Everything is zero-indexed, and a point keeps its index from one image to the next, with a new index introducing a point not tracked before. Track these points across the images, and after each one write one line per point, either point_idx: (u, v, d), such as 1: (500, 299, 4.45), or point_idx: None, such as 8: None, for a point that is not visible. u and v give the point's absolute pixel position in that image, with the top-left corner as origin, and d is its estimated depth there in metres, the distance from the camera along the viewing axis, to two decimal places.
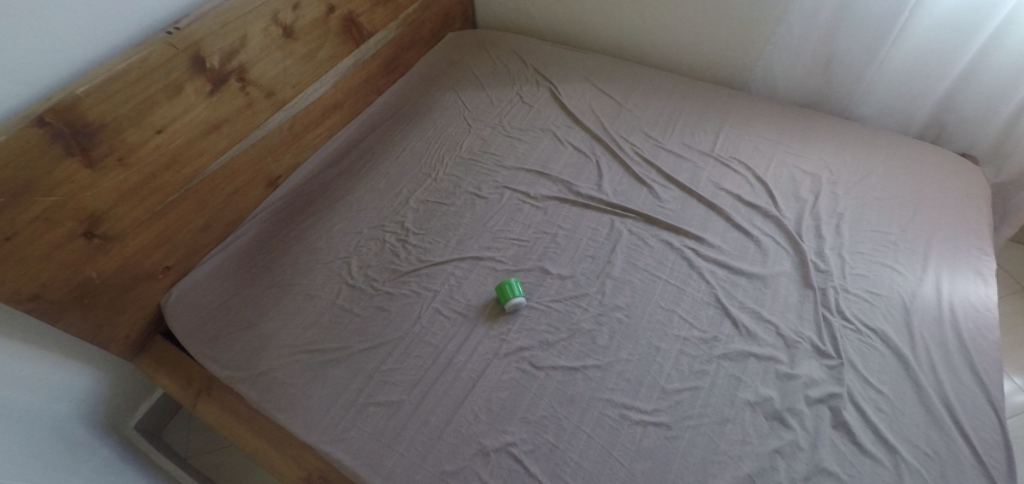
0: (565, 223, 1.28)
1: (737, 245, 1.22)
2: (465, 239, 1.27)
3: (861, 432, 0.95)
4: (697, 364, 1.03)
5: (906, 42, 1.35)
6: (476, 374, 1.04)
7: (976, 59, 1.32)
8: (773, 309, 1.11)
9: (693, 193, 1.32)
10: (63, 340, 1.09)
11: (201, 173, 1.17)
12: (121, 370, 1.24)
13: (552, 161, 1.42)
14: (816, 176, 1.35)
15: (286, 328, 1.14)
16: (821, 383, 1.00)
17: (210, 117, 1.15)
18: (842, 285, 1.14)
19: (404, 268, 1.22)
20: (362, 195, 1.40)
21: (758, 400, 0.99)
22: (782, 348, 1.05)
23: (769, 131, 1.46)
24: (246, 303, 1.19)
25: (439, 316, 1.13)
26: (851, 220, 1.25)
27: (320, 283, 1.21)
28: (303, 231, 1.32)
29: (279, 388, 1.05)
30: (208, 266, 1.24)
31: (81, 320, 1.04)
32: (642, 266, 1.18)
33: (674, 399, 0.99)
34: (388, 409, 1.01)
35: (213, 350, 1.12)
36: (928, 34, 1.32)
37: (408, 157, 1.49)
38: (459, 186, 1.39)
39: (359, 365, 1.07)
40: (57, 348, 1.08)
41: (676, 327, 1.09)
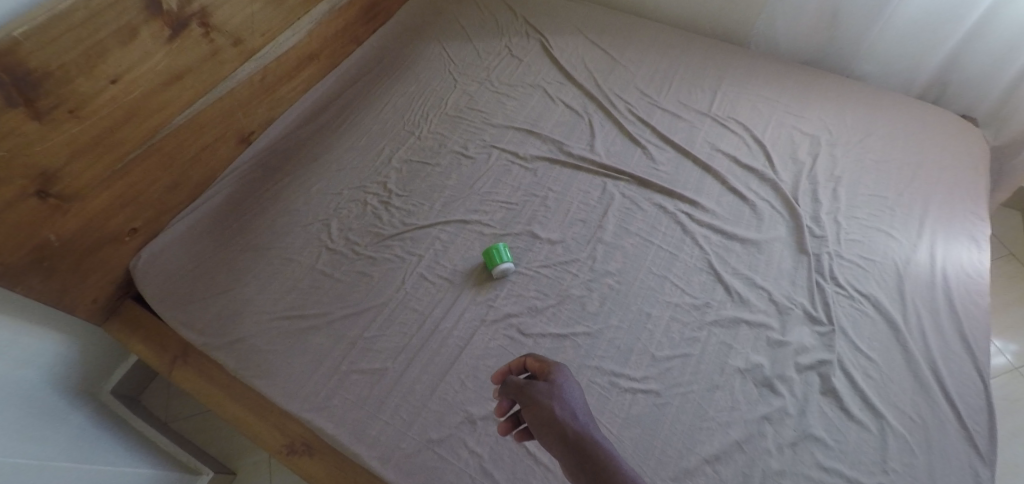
0: (555, 185, 1.22)
1: (732, 209, 1.18)
2: (451, 201, 1.21)
3: (849, 398, 0.95)
4: (688, 331, 1.01)
5: None
6: (462, 341, 1.01)
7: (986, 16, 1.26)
8: (766, 275, 1.09)
9: (688, 154, 1.27)
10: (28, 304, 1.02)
11: (164, 127, 1.09)
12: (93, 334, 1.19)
13: (543, 119, 1.36)
14: (814, 138, 1.30)
15: (263, 294, 1.09)
16: (812, 350, 0.99)
17: (171, 66, 1.06)
18: (837, 251, 1.12)
19: (387, 231, 1.17)
20: (342, 154, 1.32)
21: (748, 367, 0.97)
22: (774, 314, 1.04)
23: (769, 90, 1.40)
24: (221, 267, 1.14)
25: (424, 281, 1.09)
26: (848, 184, 1.22)
27: (298, 246, 1.16)
28: (280, 192, 1.26)
29: (257, 355, 1.01)
30: (178, 228, 1.17)
31: (43, 285, 0.97)
32: (634, 231, 1.14)
33: (664, 366, 0.97)
34: (372, 377, 0.98)
35: (188, 316, 1.07)
36: None
37: (389, 113, 1.41)
38: (444, 144, 1.32)
39: (341, 333, 1.03)
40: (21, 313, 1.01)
41: (668, 293, 1.06)
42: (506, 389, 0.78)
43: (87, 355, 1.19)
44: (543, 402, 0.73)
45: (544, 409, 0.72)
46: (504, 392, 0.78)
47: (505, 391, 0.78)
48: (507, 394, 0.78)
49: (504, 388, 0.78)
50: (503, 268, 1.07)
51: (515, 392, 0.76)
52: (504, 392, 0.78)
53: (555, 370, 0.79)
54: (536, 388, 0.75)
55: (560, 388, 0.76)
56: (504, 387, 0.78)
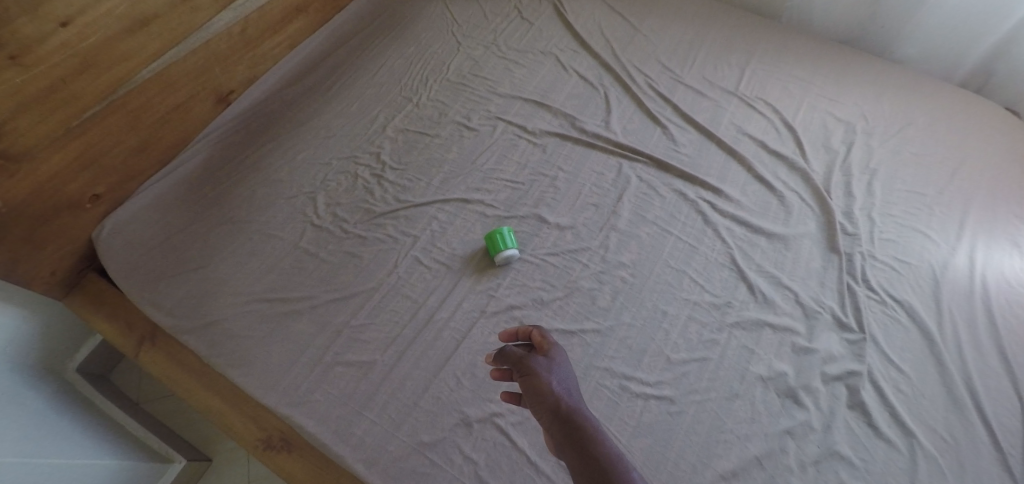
0: (566, 164, 1.12)
1: (757, 199, 1.08)
2: (450, 177, 1.10)
3: (877, 413, 0.87)
4: (707, 333, 0.93)
5: None
6: (460, 334, 0.91)
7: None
8: (793, 274, 1.00)
9: (712, 136, 1.16)
10: None
11: (128, 81, 0.96)
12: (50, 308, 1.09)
13: (554, 90, 1.23)
14: (849, 124, 1.20)
15: (240, 273, 0.99)
16: (840, 359, 0.91)
17: (133, 10, 0.93)
18: (870, 251, 1.03)
19: (379, 208, 1.06)
20: (331, 120, 1.20)
21: (771, 375, 0.89)
22: (800, 318, 0.95)
23: (801, 69, 1.29)
24: (195, 241, 1.03)
25: (418, 266, 0.99)
26: (884, 178, 1.12)
27: (280, 221, 1.05)
28: (263, 159, 1.14)
29: (232, 341, 0.91)
30: (147, 196, 1.05)
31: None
32: (651, 219, 1.04)
33: (679, 371, 0.89)
34: (357, 370, 0.88)
35: (156, 295, 0.96)
36: None
37: (385, 76, 1.28)
38: (445, 114, 1.20)
39: (325, 320, 0.93)
40: None
41: (686, 290, 0.97)
42: (500, 357, 0.70)
43: (49, 330, 1.09)
44: (538, 374, 0.66)
45: (538, 381, 0.65)
46: (497, 360, 0.71)
47: (498, 359, 0.71)
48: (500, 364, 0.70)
49: (499, 358, 0.71)
50: (507, 255, 0.97)
51: (511, 362, 0.69)
52: (498, 361, 0.71)
53: (553, 344, 0.72)
54: (533, 360, 0.69)
55: (556, 363, 0.69)
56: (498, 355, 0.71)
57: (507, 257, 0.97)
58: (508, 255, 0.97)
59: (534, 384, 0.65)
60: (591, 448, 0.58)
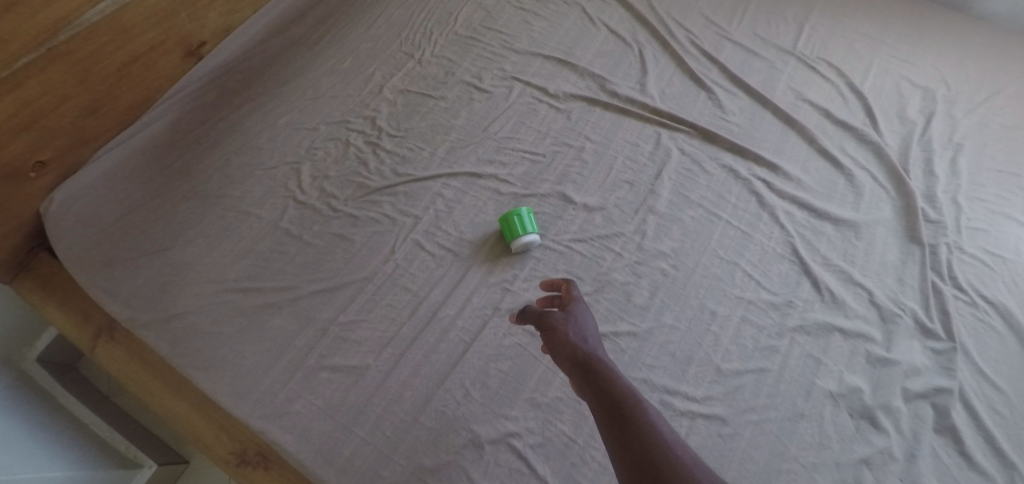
0: (594, 133, 0.95)
1: (821, 178, 0.91)
2: (458, 147, 0.94)
3: (969, 437, 0.70)
4: (764, 338, 0.77)
5: None
6: (469, 335, 0.76)
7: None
8: (865, 269, 0.84)
9: (767, 102, 0.98)
10: None
11: (71, 23, 0.78)
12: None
13: (580, 46, 1.05)
14: (927, 91, 1.02)
15: (210, 256, 0.83)
16: (925, 372, 0.75)
17: None
18: (956, 242, 0.86)
19: (374, 182, 0.90)
20: (320, 80, 1.04)
21: (841, 391, 0.74)
22: (875, 322, 0.80)
23: (869, 26, 1.10)
24: (158, 217, 0.87)
25: (420, 252, 0.84)
26: (970, 154, 0.95)
27: (258, 196, 0.89)
28: (240, 124, 0.99)
29: (196, 338, 0.76)
30: (105, 163, 0.88)
31: None
32: (695, 200, 0.88)
33: (732, 384, 0.74)
34: (345, 377, 0.72)
35: (110, 280, 0.81)
36: None
37: (383, 29, 1.11)
38: (452, 72, 1.03)
39: (307, 315, 0.77)
40: None
41: (738, 286, 0.81)
42: (521, 314, 0.60)
43: None
44: (564, 331, 0.56)
45: (565, 339, 0.55)
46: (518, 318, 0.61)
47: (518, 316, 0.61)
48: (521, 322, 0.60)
49: (520, 314, 0.60)
50: (527, 241, 0.81)
51: (531, 318, 0.59)
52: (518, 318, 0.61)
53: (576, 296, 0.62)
54: (556, 315, 0.59)
55: (582, 317, 0.59)
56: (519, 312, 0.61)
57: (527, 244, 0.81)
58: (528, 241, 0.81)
59: (561, 342, 0.55)
60: (632, 413, 0.49)
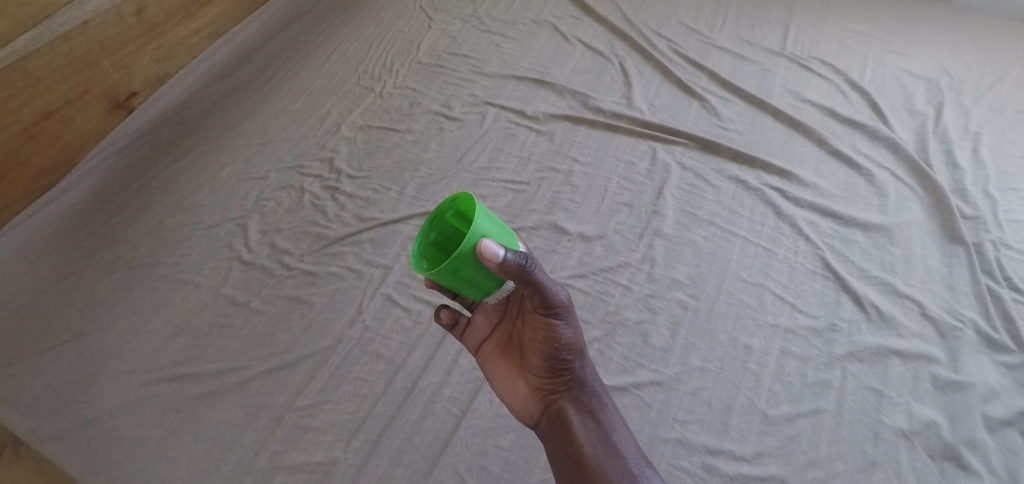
0: (582, 154, 0.84)
1: (839, 180, 0.82)
2: (429, 183, 0.82)
3: None
4: (812, 372, 0.65)
5: None
6: (460, 406, 0.62)
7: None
8: (908, 278, 0.73)
9: (765, 106, 0.90)
10: None
11: None
12: None
13: (557, 65, 0.97)
14: (931, 80, 0.95)
15: (137, 340, 0.69)
16: (1005, 394, 0.63)
17: None
18: (1001, 239, 0.76)
19: (334, 232, 0.77)
20: (269, 121, 0.92)
21: (915, 427, 0.61)
22: (934, 339, 0.68)
23: (856, 21, 1.05)
24: (75, 298, 0.72)
25: (393, 308, 0.70)
26: (991, 141, 0.87)
27: (196, 260, 0.75)
28: (177, 179, 0.85)
29: (117, 447, 0.60)
30: (13, 236, 0.75)
31: None
32: (706, 217, 0.77)
33: (786, 434, 0.60)
34: (306, 479, 0.57)
35: (9, 385, 0.65)
36: None
37: (338, 62, 1.01)
38: (417, 103, 0.93)
39: (258, 403, 0.63)
40: None
41: (771, 313, 0.69)
42: (509, 263, 0.39)
43: None
44: (553, 312, 0.46)
45: (547, 327, 0.47)
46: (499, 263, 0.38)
47: (504, 269, 0.39)
48: (514, 271, 0.39)
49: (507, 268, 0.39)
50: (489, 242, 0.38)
51: (526, 283, 0.42)
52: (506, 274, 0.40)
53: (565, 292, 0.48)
54: (555, 302, 0.45)
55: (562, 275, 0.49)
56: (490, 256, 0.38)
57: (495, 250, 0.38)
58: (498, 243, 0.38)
59: (539, 329, 0.48)
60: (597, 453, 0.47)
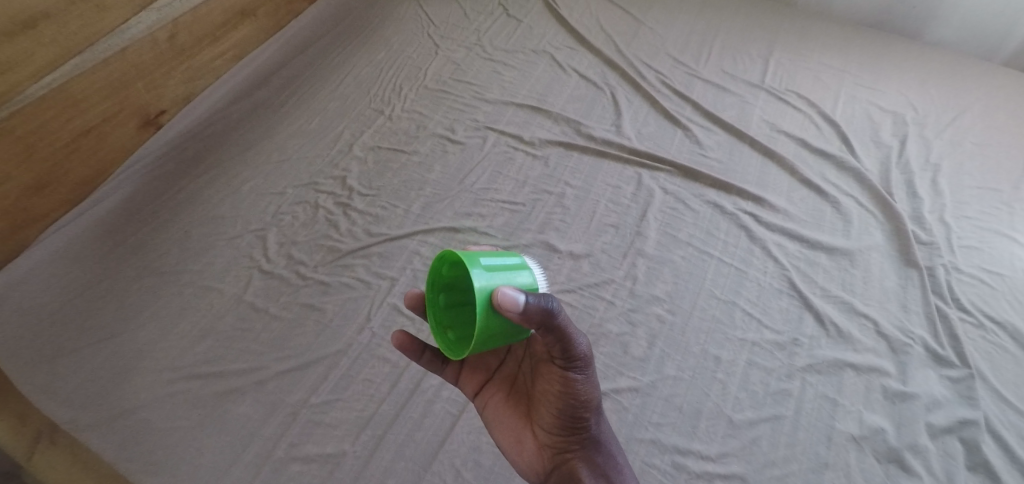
0: (574, 178, 0.92)
1: (808, 207, 0.90)
2: (433, 201, 0.90)
3: (1006, 473, 0.66)
4: (774, 382, 0.72)
5: None
6: (457, 406, 0.69)
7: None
8: (867, 298, 0.80)
9: (743, 136, 0.98)
10: None
11: (13, 98, 0.74)
12: None
13: (553, 93, 1.05)
14: (898, 114, 1.03)
15: (166, 340, 0.76)
16: (946, 405, 0.71)
17: (15, 7, 0.71)
18: (952, 263, 0.84)
19: (345, 245, 0.84)
20: (286, 140, 1.00)
21: (864, 433, 0.69)
22: (886, 354, 0.75)
23: (832, 57, 1.13)
24: (108, 301, 0.79)
25: (398, 317, 0.77)
26: (949, 173, 0.95)
27: (219, 268, 0.83)
28: (201, 192, 0.92)
29: (148, 437, 0.67)
30: (52, 242, 0.82)
31: None
32: (685, 239, 0.85)
33: (748, 437, 0.67)
34: (319, 469, 0.64)
35: (49, 378, 0.72)
36: None
37: (350, 86, 1.09)
38: (423, 126, 1.01)
39: (276, 399, 0.70)
40: None
41: (740, 327, 0.76)
42: (537, 308, 0.41)
43: None
44: (573, 367, 0.48)
45: (565, 378, 0.49)
46: (523, 310, 0.41)
47: (528, 316, 0.41)
48: (542, 317, 0.42)
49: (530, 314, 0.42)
50: (506, 289, 0.41)
51: (549, 330, 0.43)
52: (531, 322, 0.42)
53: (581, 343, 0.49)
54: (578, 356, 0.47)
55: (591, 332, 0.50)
56: (513, 304, 0.41)
57: (518, 294, 0.40)
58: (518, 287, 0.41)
59: (557, 379, 0.50)
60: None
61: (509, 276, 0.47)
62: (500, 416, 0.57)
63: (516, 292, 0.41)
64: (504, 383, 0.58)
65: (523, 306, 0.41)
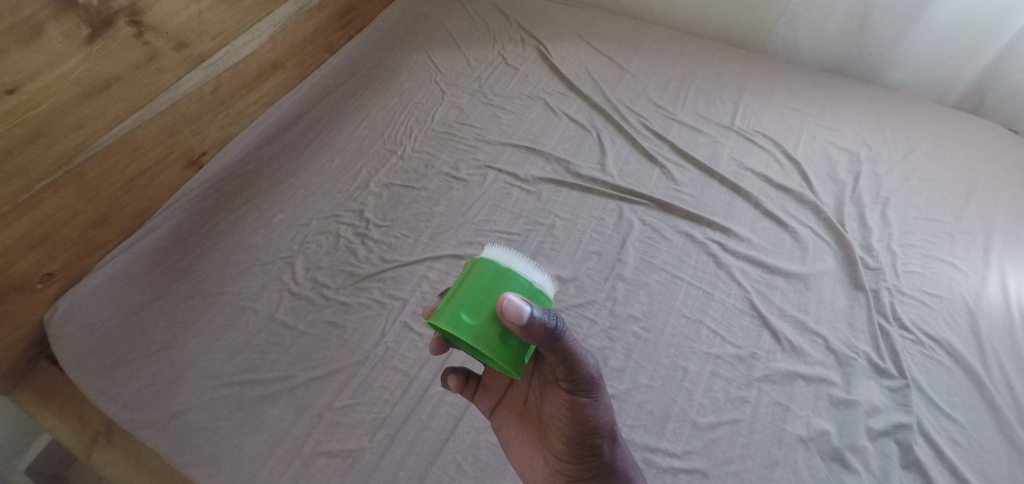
0: (563, 211, 1.05)
1: (769, 236, 1.02)
2: (440, 232, 1.03)
3: (935, 470, 0.77)
4: (734, 390, 0.83)
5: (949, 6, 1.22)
6: (458, 409, 0.81)
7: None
8: (818, 317, 0.91)
9: (714, 173, 1.11)
10: None
11: (85, 148, 0.88)
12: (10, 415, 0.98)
13: (545, 135, 1.19)
14: (853, 152, 1.16)
15: (209, 353, 0.88)
16: (884, 410, 0.82)
17: (93, 73, 0.85)
18: (896, 286, 0.96)
19: (363, 270, 0.97)
20: (311, 177, 1.13)
21: (811, 435, 0.79)
22: (834, 366, 0.86)
23: (796, 100, 1.27)
24: (159, 319, 0.92)
25: (409, 333, 0.89)
26: (897, 206, 1.07)
27: (254, 290, 0.95)
28: (237, 223, 1.06)
29: (195, 435, 0.79)
30: (110, 268, 0.95)
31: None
32: (659, 265, 0.97)
33: (708, 437, 0.78)
34: (341, 462, 0.76)
35: (111, 385, 0.84)
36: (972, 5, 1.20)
37: (367, 129, 1.23)
38: (431, 165, 1.14)
39: (304, 403, 0.82)
40: None
41: (705, 342, 0.88)
42: (533, 317, 0.47)
43: None
44: (580, 384, 0.57)
45: (575, 393, 0.58)
46: (524, 321, 0.47)
47: (530, 327, 0.48)
48: (542, 321, 0.48)
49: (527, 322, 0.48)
50: (500, 312, 0.48)
51: (558, 351, 0.52)
52: (536, 331, 0.48)
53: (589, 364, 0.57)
54: (583, 373, 0.56)
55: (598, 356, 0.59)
56: (514, 323, 0.47)
57: (509, 307, 0.47)
58: (507, 297, 0.48)
59: (567, 396, 0.59)
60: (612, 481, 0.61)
61: (490, 298, 0.51)
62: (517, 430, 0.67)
63: (506, 303, 0.47)
64: (517, 400, 0.68)
65: (523, 318, 0.47)
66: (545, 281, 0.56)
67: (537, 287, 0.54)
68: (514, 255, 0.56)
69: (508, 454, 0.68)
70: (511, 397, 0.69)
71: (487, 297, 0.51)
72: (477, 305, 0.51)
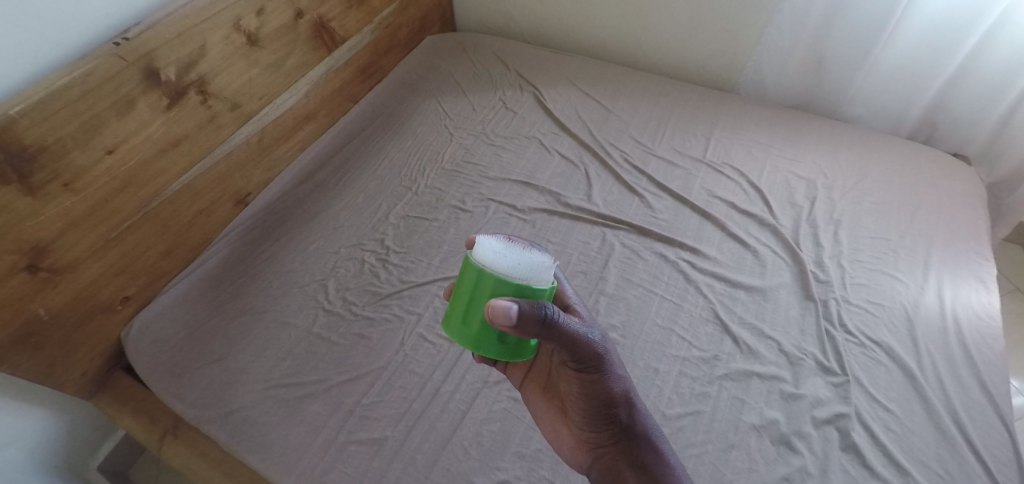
0: (554, 236, 1.22)
1: (733, 255, 1.18)
2: (449, 256, 1.21)
3: (871, 454, 0.89)
4: (699, 386, 0.98)
5: (887, 59, 1.42)
6: (465, 404, 0.97)
7: (982, 44, 1.32)
8: (774, 324, 1.06)
9: (686, 201, 1.28)
10: (49, 400, 1.07)
11: (159, 194, 1.08)
12: (87, 419, 1.17)
13: (539, 171, 1.37)
14: (811, 180, 1.32)
15: (258, 360, 1.05)
16: (828, 402, 0.95)
17: (168, 133, 1.05)
18: (844, 296, 1.10)
19: (384, 290, 1.15)
20: (339, 211, 1.32)
21: (764, 423, 0.93)
22: (785, 365, 1.01)
23: (761, 134, 1.44)
24: (215, 332, 1.09)
25: (423, 342, 1.06)
26: (848, 226, 1.22)
27: (293, 309, 1.13)
28: (278, 251, 1.24)
29: (249, 427, 0.96)
30: (175, 291, 1.14)
31: (65, 378, 1.01)
32: (636, 281, 1.13)
33: (675, 425, 0.93)
34: (368, 448, 0.92)
35: (178, 387, 1.02)
36: (905, 58, 1.40)
37: (386, 168, 1.42)
38: (442, 199, 1.33)
39: (337, 400, 0.98)
40: (42, 406, 1.05)
41: (674, 346, 1.03)
42: (520, 314, 0.56)
43: (73, 428, 1.14)
44: (586, 364, 0.69)
45: (586, 374, 0.71)
46: (514, 319, 0.56)
47: (522, 318, 0.57)
48: (530, 312, 0.57)
49: (517, 321, 0.56)
50: (492, 319, 0.57)
51: (559, 339, 0.63)
52: (529, 319, 0.57)
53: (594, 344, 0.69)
54: (589, 354, 0.67)
55: (600, 334, 0.70)
56: (506, 324, 0.56)
57: (497, 314, 0.56)
58: (495, 306, 0.56)
59: (577, 376, 0.72)
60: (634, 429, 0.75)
61: (477, 309, 0.64)
62: (542, 404, 0.83)
63: (494, 312, 0.56)
64: (540, 376, 0.83)
65: (512, 316, 0.56)
66: (531, 270, 0.61)
67: (520, 282, 0.61)
68: (496, 252, 0.63)
69: (539, 421, 0.83)
70: (536, 375, 0.84)
71: (474, 310, 0.65)
72: (470, 317, 0.65)
